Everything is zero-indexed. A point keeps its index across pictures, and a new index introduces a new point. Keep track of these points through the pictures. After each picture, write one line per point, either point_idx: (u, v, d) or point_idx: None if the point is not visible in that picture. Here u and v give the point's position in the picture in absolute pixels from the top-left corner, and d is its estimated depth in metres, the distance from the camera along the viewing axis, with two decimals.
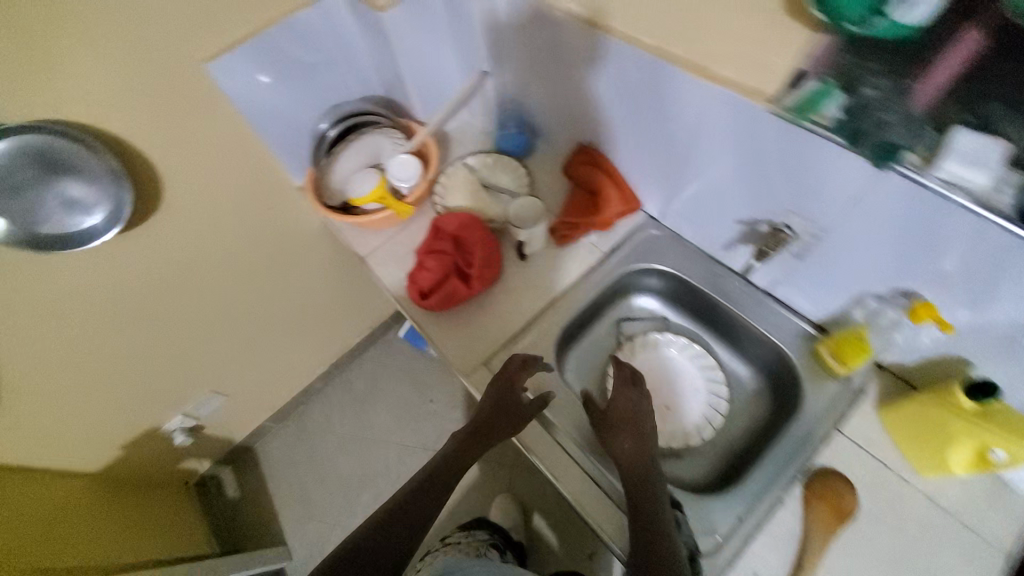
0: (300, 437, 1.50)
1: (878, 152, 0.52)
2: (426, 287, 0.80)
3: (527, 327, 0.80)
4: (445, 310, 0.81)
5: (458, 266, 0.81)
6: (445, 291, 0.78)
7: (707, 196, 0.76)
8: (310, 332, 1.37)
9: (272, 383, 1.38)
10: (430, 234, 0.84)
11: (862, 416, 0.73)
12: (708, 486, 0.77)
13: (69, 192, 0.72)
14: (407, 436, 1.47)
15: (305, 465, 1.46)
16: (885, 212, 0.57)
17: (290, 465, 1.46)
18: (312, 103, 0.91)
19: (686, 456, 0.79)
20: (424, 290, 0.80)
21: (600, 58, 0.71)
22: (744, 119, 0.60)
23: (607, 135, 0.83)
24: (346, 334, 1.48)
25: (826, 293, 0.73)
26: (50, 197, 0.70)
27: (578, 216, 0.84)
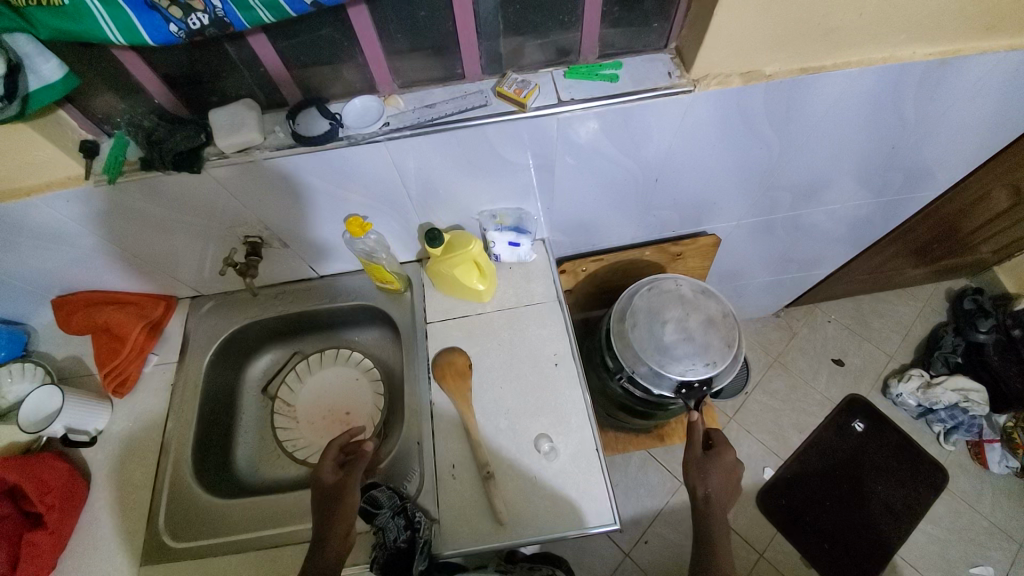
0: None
1: (179, 159, 0.61)
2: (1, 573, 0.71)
3: (187, 543, 0.75)
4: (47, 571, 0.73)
5: (22, 528, 0.73)
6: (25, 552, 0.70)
7: (203, 263, 0.86)
8: None
9: None
10: None
11: (431, 295, 0.90)
12: (397, 427, 0.92)
13: (666, 334, 0.81)
14: None
15: None
16: (385, 174, 0.71)
17: None
18: None
19: (389, 433, 0.92)
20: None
21: (83, 204, 0.68)
22: (268, 181, 0.68)
23: (101, 277, 0.86)
24: None
25: (331, 249, 0.87)
26: (674, 315, 0.83)
27: (113, 361, 0.85)
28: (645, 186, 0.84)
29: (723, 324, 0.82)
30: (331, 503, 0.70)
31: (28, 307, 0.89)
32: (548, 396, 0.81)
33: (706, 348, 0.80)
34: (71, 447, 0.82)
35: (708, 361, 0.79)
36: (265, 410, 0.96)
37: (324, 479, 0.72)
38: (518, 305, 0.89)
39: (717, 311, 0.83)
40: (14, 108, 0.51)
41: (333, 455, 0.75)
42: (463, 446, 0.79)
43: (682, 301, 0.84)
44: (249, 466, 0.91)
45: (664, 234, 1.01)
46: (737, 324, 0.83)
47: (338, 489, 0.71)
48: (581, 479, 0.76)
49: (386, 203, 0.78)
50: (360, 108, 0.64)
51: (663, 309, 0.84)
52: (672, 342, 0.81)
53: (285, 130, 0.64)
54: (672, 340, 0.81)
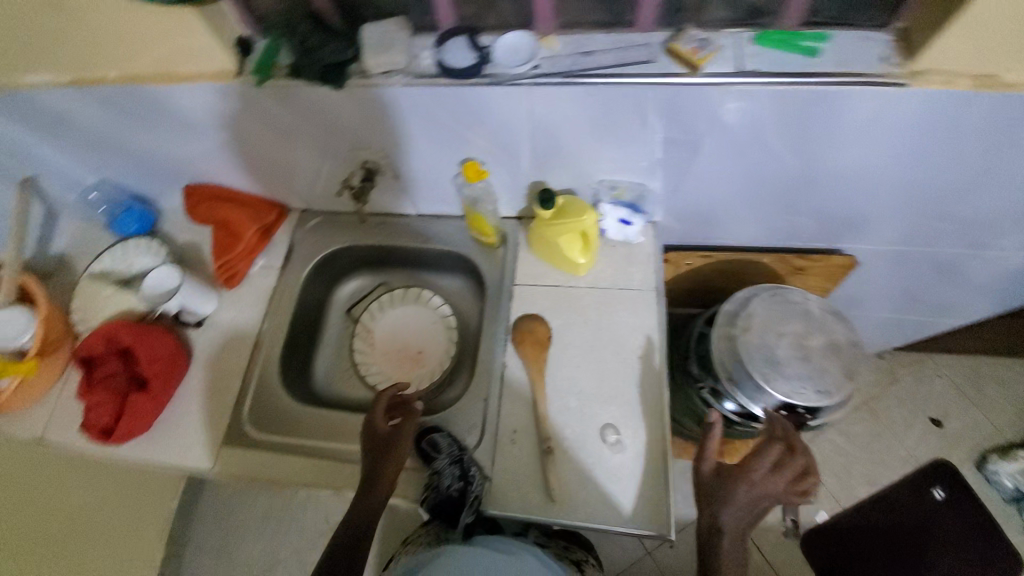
0: (224, 512, 1.52)
1: (327, 73, 0.61)
2: (110, 421, 0.81)
3: (265, 435, 0.82)
4: (144, 429, 0.82)
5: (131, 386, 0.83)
6: (129, 408, 0.80)
7: (317, 178, 0.88)
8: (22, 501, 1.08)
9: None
10: (83, 369, 0.83)
11: (524, 258, 0.87)
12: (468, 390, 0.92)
13: (780, 348, 0.73)
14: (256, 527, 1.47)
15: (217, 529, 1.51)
16: (518, 121, 0.66)
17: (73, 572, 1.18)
18: None
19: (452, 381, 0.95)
20: (109, 425, 0.81)
21: (224, 101, 0.70)
22: (405, 106, 0.65)
23: (227, 174, 0.91)
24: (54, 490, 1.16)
25: (439, 190, 0.86)
26: (794, 330, 0.74)
27: (226, 254, 0.91)
28: (792, 184, 0.73)
29: (848, 354, 0.74)
30: (387, 450, 0.72)
31: (162, 189, 0.97)
32: (627, 388, 0.77)
33: (821, 375, 0.71)
34: (180, 324, 0.90)
35: (821, 390, 0.70)
36: (346, 330, 1.01)
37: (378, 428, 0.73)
38: (613, 287, 0.84)
39: (843, 337, 0.74)
40: None
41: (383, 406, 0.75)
42: (527, 415, 0.78)
43: (806, 318, 0.75)
44: (323, 378, 0.96)
45: (791, 242, 0.89)
46: (862, 358, 0.74)
47: (392, 439, 0.73)
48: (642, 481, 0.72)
49: (507, 157, 0.74)
50: (510, 45, 0.59)
51: (784, 320, 0.75)
52: (786, 358, 0.72)
53: (433, 58, 0.61)
54: (786, 356, 0.72)
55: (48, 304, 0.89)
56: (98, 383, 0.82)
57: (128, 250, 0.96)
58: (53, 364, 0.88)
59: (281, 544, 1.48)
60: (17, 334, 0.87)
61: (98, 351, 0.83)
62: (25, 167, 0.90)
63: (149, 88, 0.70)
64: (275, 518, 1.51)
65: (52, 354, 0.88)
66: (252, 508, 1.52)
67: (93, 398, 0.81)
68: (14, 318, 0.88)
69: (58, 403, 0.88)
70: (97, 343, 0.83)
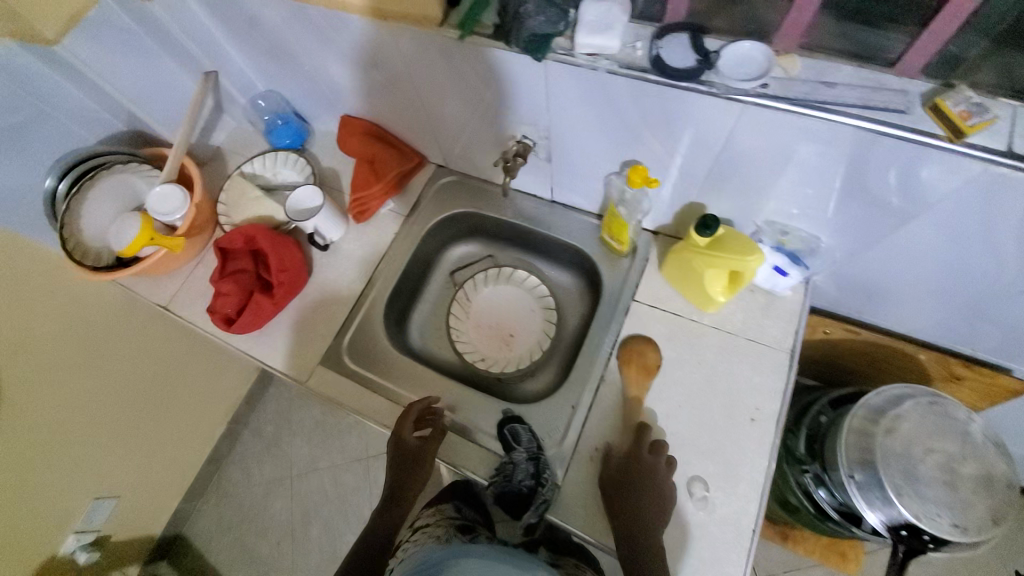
0: (285, 410, 1.66)
1: (531, 45, 0.58)
2: (232, 311, 0.87)
3: (357, 371, 0.86)
4: (258, 326, 0.88)
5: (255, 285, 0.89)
6: (251, 305, 0.86)
7: (463, 136, 0.87)
8: (155, 355, 1.26)
9: (108, 373, 1.15)
10: (219, 258, 0.89)
11: (650, 278, 0.82)
12: (551, 389, 0.91)
13: (922, 462, 0.64)
14: (315, 441, 1.62)
15: (273, 427, 1.65)
16: (711, 138, 0.60)
17: (164, 426, 1.35)
18: (136, 79, 0.93)
19: (536, 373, 0.93)
20: (230, 314, 0.87)
21: (411, 47, 0.70)
22: (594, 93, 0.61)
23: (382, 114, 0.92)
24: (176, 358, 1.32)
25: (585, 183, 0.81)
26: (944, 448, 0.65)
27: (362, 189, 0.93)
28: (998, 293, 0.62)
29: (1003, 497, 0.63)
30: (411, 466, 0.77)
31: (321, 112, 1.01)
32: (727, 446, 0.72)
33: (964, 509, 0.62)
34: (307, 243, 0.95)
35: (957, 524, 0.61)
36: (446, 292, 1.02)
37: (406, 441, 0.77)
38: (741, 336, 0.76)
39: (1002, 474, 0.64)
40: None
41: (411, 423, 0.78)
42: (614, 439, 0.75)
43: (963, 440, 0.65)
44: (416, 331, 0.99)
45: (961, 348, 0.77)
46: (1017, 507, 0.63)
47: (417, 456, 0.77)
48: (719, 548, 0.67)
49: (677, 171, 0.68)
50: (742, 54, 0.53)
51: (934, 434, 0.66)
52: (925, 476, 0.63)
53: (647, 50, 0.55)
54: (927, 473, 0.63)
55: (202, 190, 0.95)
56: (230, 274, 0.89)
57: (276, 161, 1.02)
58: (194, 243, 0.96)
59: (323, 454, 1.61)
60: (171, 211, 0.91)
61: (237, 246, 0.89)
62: (214, 63, 0.96)
63: (348, 18, 0.70)
64: (325, 431, 1.63)
65: (195, 234, 0.95)
66: (305, 418, 1.65)
67: (223, 286, 0.87)
68: (172, 195, 0.92)
69: (188, 279, 0.97)
70: (237, 239, 0.89)
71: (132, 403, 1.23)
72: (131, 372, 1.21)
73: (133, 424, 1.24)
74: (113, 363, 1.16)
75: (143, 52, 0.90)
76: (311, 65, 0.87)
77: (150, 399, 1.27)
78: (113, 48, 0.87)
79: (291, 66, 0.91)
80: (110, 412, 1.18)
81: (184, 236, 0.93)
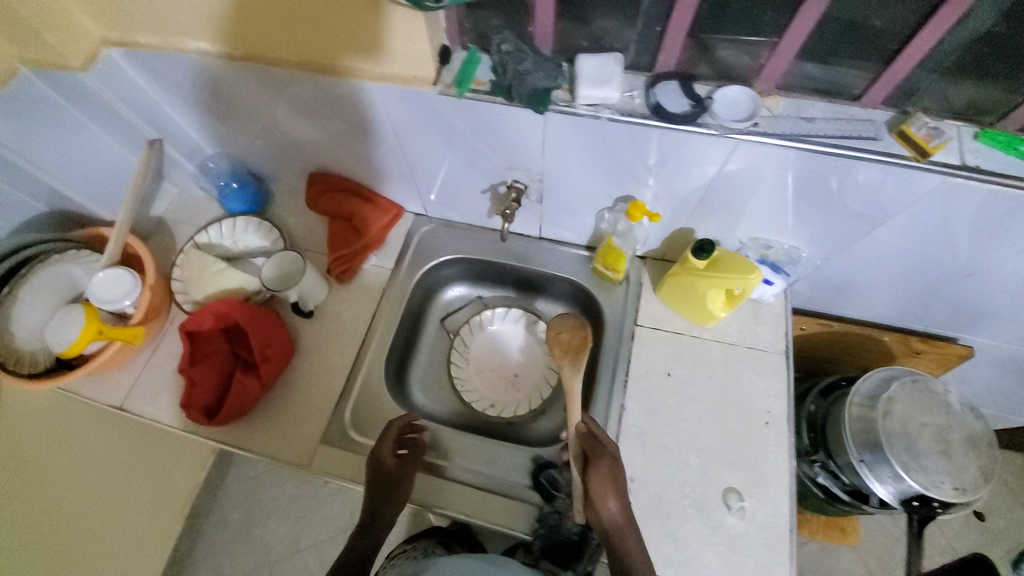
0: (253, 491, 1.48)
1: (533, 99, 0.60)
2: (212, 400, 0.78)
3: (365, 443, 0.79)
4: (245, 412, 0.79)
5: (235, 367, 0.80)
6: (234, 391, 0.77)
7: (447, 184, 0.86)
8: (100, 455, 1.09)
9: (44, 486, 0.97)
10: (187, 343, 0.79)
11: (648, 303, 0.86)
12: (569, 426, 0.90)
13: (920, 438, 0.73)
14: (291, 524, 1.45)
15: (240, 519, 1.45)
16: (706, 171, 0.65)
17: (112, 541, 1.15)
18: (62, 154, 0.82)
19: (548, 411, 0.92)
20: (210, 404, 0.78)
21: (397, 104, 0.68)
22: (594, 138, 0.64)
23: (355, 169, 0.89)
24: (124, 456, 1.15)
25: (576, 220, 0.84)
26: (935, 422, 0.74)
27: (345, 248, 0.90)
28: (946, 276, 0.72)
29: (987, 454, 0.73)
30: (389, 489, 0.72)
31: (282, 172, 0.95)
32: (751, 453, 0.76)
33: (960, 472, 0.71)
34: (286, 312, 0.88)
35: (958, 487, 0.70)
36: (441, 341, 0.99)
37: (386, 463, 0.73)
38: (741, 346, 0.82)
39: (981, 433, 0.74)
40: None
41: (390, 445, 0.74)
42: (647, 466, 0.75)
43: (945, 411, 0.75)
44: (416, 388, 0.94)
45: (913, 325, 0.89)
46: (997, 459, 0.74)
47: (396, 477, 0.73)
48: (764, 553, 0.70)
49: (669, 202, 0.73)
50: (731, 98, 0.58)
51: (922, 410, 0.75)
52: (925, 449, 0.72)
53: (645, 98, 0.60)
54: (926, 446, 0.72)
55: (154, 270, 0.84)
56: (202, 359, 0.79)
57: (235, 228, 0.93)
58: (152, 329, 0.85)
59: (305, 531, 1.44)
60: (118, 298, 0.80)
61: (205, 326, 0.80)
62: (155, 130, 0.88)
63: (328, 79, 0.67)
64: (304, 505, 1.47)
65: (151, 320, 0.84)
66: (279, 494, 1.48)
67: (197, 374, 0.78)
68: (118, 280, 0.81)
69: (144, 371, 0.84)
70: (206, 318, 0.79)
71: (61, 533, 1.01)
72: (57, 502, 0.99)
73: (70, 540, 1.04)
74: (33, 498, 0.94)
75: (70, 123, 0.80)
76: (275, 126, 0.83)
77: (85, 515, 1.06)
78: (28, 123, 0.76)
79: (250, 128, 0.85)
80: (49, 529, 0.98)
81: (139, 324, 0.81)
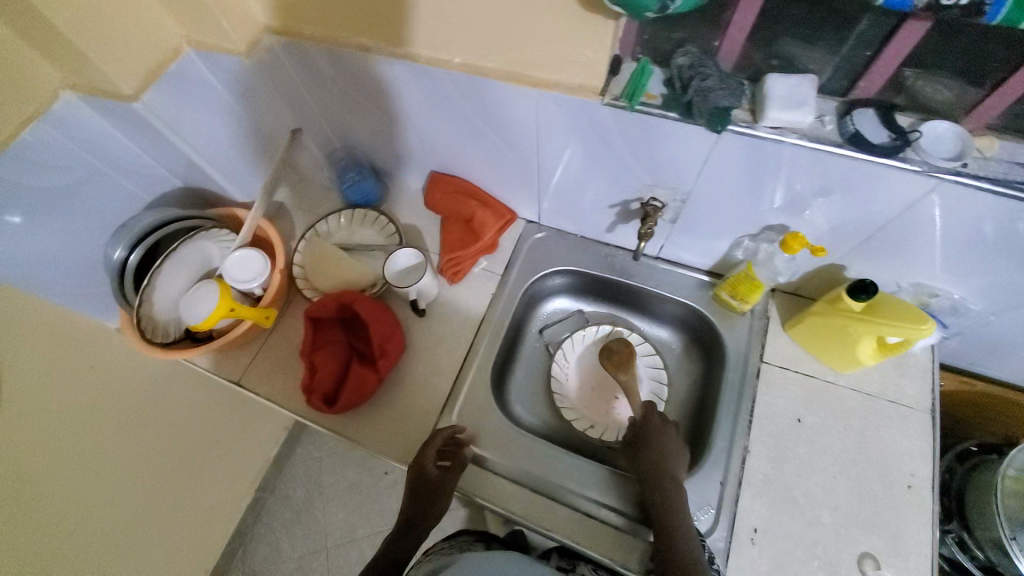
0: (314, 472, 1.49)
1: (713, 118, 0.57)
2: (330, 389, 0.78)
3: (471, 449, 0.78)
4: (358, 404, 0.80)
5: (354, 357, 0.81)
6: (353, 381, 0.78)
7: (574, 194, 0.84)
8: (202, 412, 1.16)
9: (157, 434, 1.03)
10: (309, 329, 0.80)
11: (777, 340, 0.80)
12: None
13: None
14: (349, 514, 1.44)
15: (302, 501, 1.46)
16: (888, 206, 0.60)
17: (195, 504, 1.19)
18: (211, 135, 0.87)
19: None
20: (327, 392, 0.78)
21: (552, 112, 0.68)
22: (766, 162, 0.60)
23: (480, 172, 0.89)
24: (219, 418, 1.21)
25: (708, 243, 0.80)
26: None
27: (462, 250, 0.90)
28: None
29: None
30: (432, 498, 0.72)
31: (404, 168, 0.96)
32: (892, 516, 0.69)
33: None
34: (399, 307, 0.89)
35: None
36: (540, 352, 0.96)
37: (427, 474, 0.72)
38: (881, 397, 0.75)
39: None
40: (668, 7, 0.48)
41: (433, 452, 0.74)
42: (772, 514, 0.70)
43: None
44: (514, 397, 0.92)
45: None
46: None
47: (439, 487, 0.73)
48: None
49: (829, 234, 0.68)
50: (938, 134, 0.54)
51: None
52: None
53: (840, 126, 0.56)
54: None
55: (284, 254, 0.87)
56: (322, 346, 0.81)
57: (353, 220, 0.96)
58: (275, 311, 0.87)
59: (362, 522, 1.43)
60: (251, 279, 0.83)
61: (327, 314, 0.81)
62: (295, 119, 0.91)
63: (490, 84, 0.67)
64: (362, 494, 1.47)
65: (275, 302, 0.86)
66: (338, 479, 1.49)
67: (317, 361, 0.79)
68: (251, 262, 0.84)
69: (261, 350, 0.86)
70: (328, 306, 0.80)
71: (152, 483, 1.04)
72: (150, 449, 1.03)
73: (165, 488, 1.08)
74: (131, 443, 0.98)
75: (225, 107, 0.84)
76: (414, 125, 0.84)
77: (180, 467, 1.11)
78: (187, 103, 0.80)
79: (386, 124, 0.86)
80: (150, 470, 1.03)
81: (267, 306, 0.84)
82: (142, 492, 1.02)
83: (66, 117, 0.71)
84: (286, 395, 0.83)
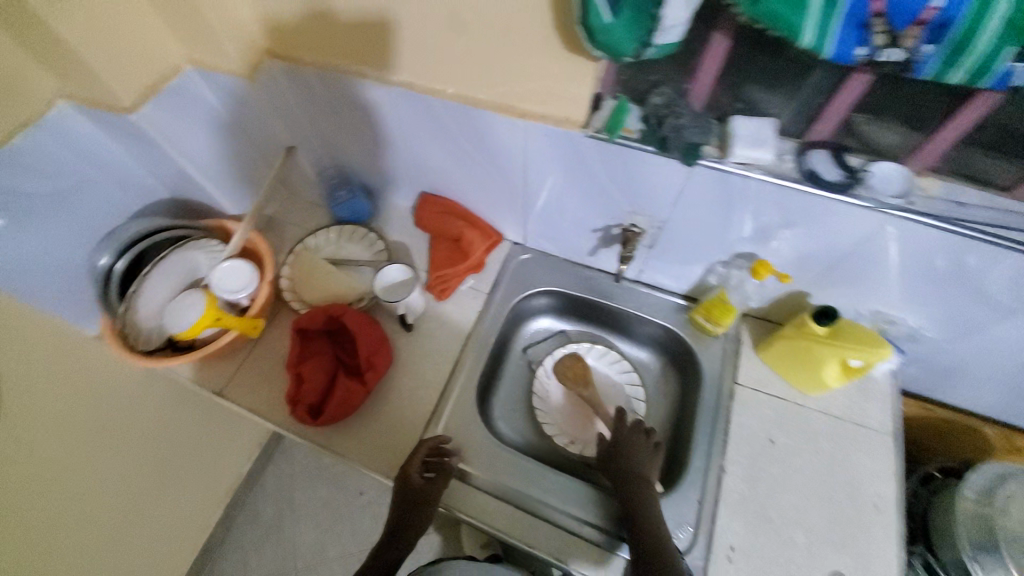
0: (290, 489, 1.46)
1: (685, 153, 0.62)
2: (315, 400, 0.79)
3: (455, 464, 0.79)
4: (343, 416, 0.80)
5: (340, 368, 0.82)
6: (338, 393, 0.78)
7: (559, 218, 0.88)
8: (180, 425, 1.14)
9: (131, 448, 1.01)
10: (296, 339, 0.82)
11: (749, 362, 0.84)
12: None
13: None
14: (324, 533, 1.41)
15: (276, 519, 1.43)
16: (846, 237, 0.66)
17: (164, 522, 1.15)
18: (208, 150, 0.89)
19: None
20: (313, 403, 0.79)
21: (540, 140, 0.72)
22: (736, 193, 0.66)
23: (469, 195, 0.93)
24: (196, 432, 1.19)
25: (685, 268, 0.85)
26: None
27: (450, 268, 0.93)
28: None
29: None
30: (418, 507, 0.73)
31: (396, 188, 1.00)
32: (860, 534, 0.72)
33: None
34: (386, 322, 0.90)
35: None
36: (523, 370, 0.98)
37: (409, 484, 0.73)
38: (846, 418, 0.79)
39: None
40: (642, 53, 0.53)
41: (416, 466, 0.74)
42: (747, 532, 0.72)
43: None
44: (497, 414, 0.93)
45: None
46: None
47: (421, 498, 0.73)
48: None
49: (794, 262, 0.73)
50: (884, 175, 0.59)
51: None
52: None
53: (799, 163, 0.62)
54: None
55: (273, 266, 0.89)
56: (308, 357, 0.82)
57: (343, 236, 0.98)
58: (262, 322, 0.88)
59: (338, 543, 1.40)
60: (238, 288, 0.84)
61: (316, 325, 0.82)
62: (292, 138, 0.94)
63: (481, 113, 0.71)
64: (338, 513, 1.43)
65: (263, 312, 0.87)
66: (314, 497, 1.45)
67: (303, 371, 0.80)
68: (239, 271, 0.86)
69: (247, 359, 0.87)
70: (317, 317, 0.82)
71: (123, 497, 1.01)
72: (126, 461, 1.00)
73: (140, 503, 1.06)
74: (108, 453, 0.96)
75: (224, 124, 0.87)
76: (407, 148, 0.87)
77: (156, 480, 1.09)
78: (187, 119, 0.82)
79: (381, 147, 0.90)
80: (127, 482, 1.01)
81: (255, 316, 0.85)
82: (112, 507, 0.99)
83: (61, 125, 0.72)
84: (270, 407, 0.83)
